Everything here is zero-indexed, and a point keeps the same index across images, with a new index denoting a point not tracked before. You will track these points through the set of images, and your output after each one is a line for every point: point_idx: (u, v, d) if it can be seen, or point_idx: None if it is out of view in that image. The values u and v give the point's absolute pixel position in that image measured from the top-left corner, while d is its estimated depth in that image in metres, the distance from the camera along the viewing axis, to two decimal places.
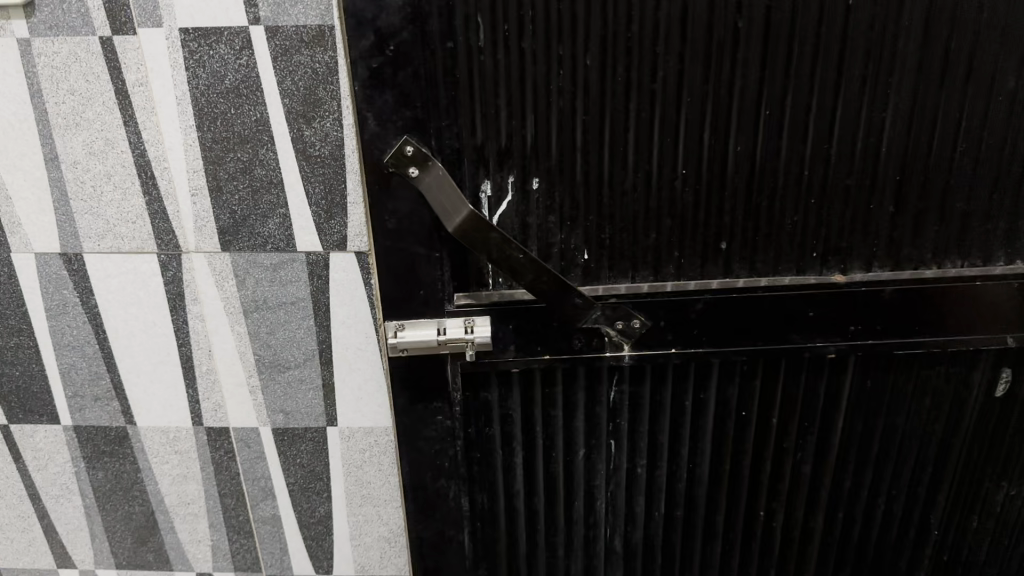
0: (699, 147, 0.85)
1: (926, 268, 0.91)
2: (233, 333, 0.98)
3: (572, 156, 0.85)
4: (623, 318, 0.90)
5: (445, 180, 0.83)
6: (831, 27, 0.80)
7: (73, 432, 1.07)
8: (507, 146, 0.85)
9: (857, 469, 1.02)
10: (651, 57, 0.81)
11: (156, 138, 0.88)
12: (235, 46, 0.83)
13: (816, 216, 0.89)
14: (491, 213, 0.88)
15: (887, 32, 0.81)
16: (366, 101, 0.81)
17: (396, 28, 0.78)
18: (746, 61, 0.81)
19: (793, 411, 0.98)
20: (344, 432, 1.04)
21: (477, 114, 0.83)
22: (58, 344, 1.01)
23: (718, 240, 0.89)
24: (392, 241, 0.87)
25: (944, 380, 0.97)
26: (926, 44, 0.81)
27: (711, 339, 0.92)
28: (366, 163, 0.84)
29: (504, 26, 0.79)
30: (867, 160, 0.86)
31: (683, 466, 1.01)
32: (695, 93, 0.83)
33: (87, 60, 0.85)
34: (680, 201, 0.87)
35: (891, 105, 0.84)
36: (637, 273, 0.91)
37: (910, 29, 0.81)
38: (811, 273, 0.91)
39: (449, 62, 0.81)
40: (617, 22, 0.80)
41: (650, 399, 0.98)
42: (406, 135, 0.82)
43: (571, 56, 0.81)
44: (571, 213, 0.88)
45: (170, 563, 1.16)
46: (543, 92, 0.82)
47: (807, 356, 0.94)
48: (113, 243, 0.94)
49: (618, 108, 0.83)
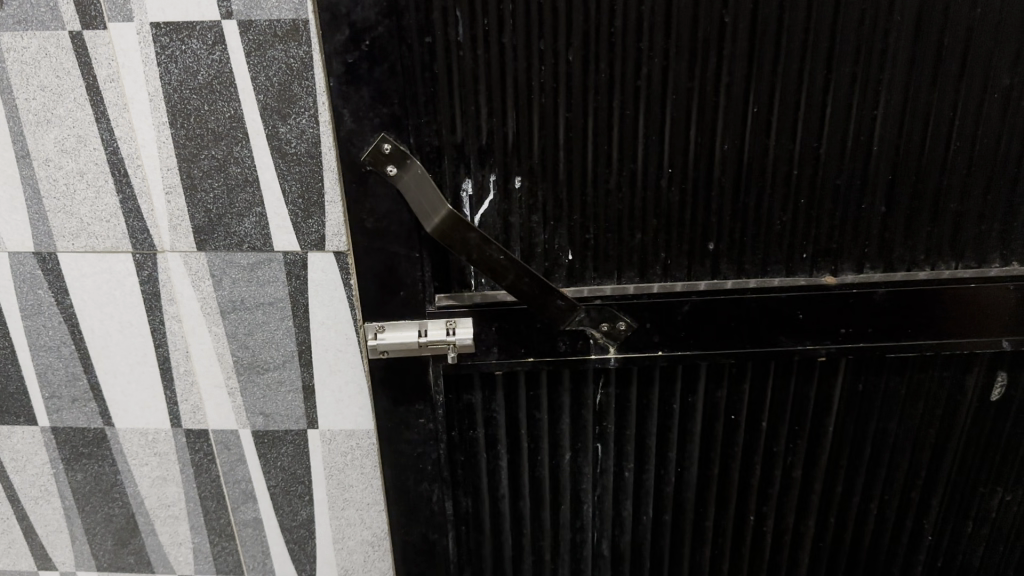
0: (685, 145, 0.83)
1: (918, 269, 0.89)
2: (210, 334, 0.96)
3: (555, 154, 0.83)
4: (608, 319, 0.88)
5: (424, 179, 0.81)
6: (820, 23, 0.78)
7: (51, 433, 1.05)
8: (487, 144, 0.82)
9: (848, 472, 1.00)
10: (635, 52, 0.79)
11: (128, 135, 0.85)
12: (207, 41, 0.81)
13: (806, 216, 0.86)
14: (473, 212, 0.86)
15: (878, 27, 0.78)
16: (342, 98, 0.79)
17: (371, 22, 0.76)
18: (733, 57, 0.79)
19: (783, 414, 0.96)
20: (324, 435, 1.02)
21: (456, 111, 0.81)
22: (34, 344, 0.99)
23: (706, 240, 0.87)
24: (370, 240, 0.85)
25: (937, 383, 0.95)
26: (918, 40, 0.79)
27: (699, 342, 0.90)
28: (343, 161, 0.82)
29: (484, 20, 0.77)
30: (859, 158, 0.84)
31: (672, 470, 0.99)
32: (680, 89, 0.81)
33: (57, 55, 0.82)
34: (665, 200, 0.85)
35: (882, 103, 0.82)
36: (622, 274, 0.89)
37: (902, 24, 0.78)
38: (801, 274, 0.89)
39: (427, 58, 0.79)
40: (600, 16, 0.77)
41: (637, 402, 0.95)
42: (383, 132, 0.80)
43: (553, 51, 0.79)
44: (554, 212, 0.86)
45: (151, 566, 1.14)
46: (525, 88, 0.80)
47: (797, 359, 0.92)
48: (87, 242, 0.92)
49: (602, 105, 0.81)
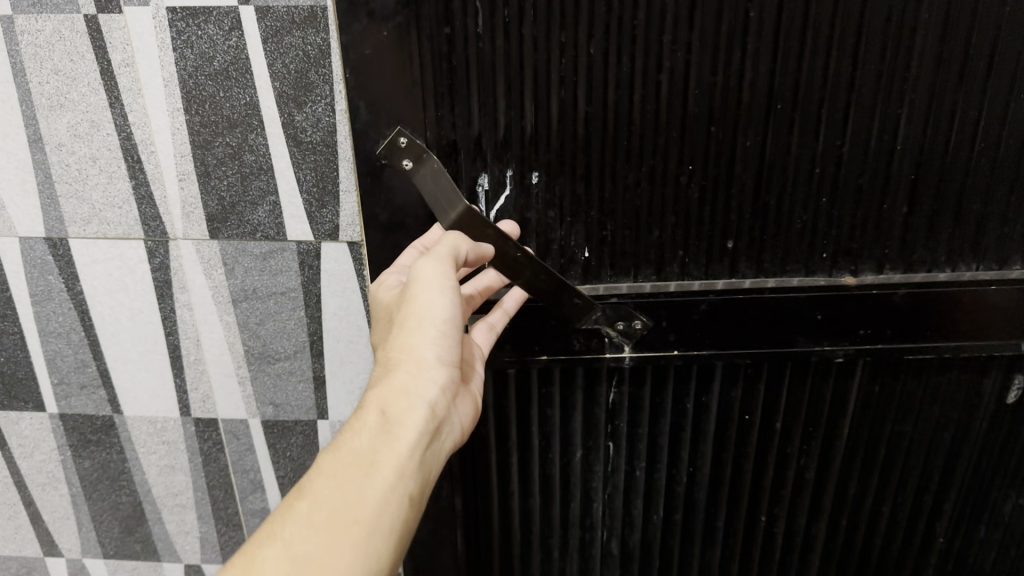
0: (705, 140, 0.82)
1: (939, 272, 0.88)
2: (221, 322, 0.95)
3: (574, 148, 0.82)
4: (623, 318, 0.88)
5: (439, 172, 0.80)
6: (847, 19, 0.77)
7: (59, 420, 1.05)
8: (504, 138, 0.82)
9: (861, 475, 0.99)
10: (657, 45, 0.78)
11: (142, 121, 0.85)
12: (224, 27, 0.80)
13: (827, 216, 0.86)
14: (489, 207, 0.85)
15: (905, 24, 0.77)
16: (358, 89, 0.78)
17: (389, 11, 0.75)
18: (757, 52, 0.78)
19: (798, 414, 0.95)
20: (334, 426, 1.01)
21: (474, 104, 0.80)
22: (44, 330, 0.99)
23: (725, 239, 0.86)
24: (385, 234, 0.85)
25: (955, 386, 0.94)
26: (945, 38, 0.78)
27: (714, 340, 0.90)
28: (360, 152, 0.81)
29: (504, 11, 0.76)
30: (880, 158, 0.83)
31: (684, 469, 0.98)
32: (703, 84, 0.80)
33: (72, 39, 0.81)
34: (685, 197, 0.84)
35: (907, 102, 0.80)
36: (639, 272, 0.88)
37: (930, 23, 0.77)
38: (821, 273, 0.89)
39: (445, 48, 0.78)
40: (624, 8, 0.76)
41: (650, 401, 0.95)
42: (399, 125, 0.79)
43: (573, 43, 0.78)
44: (572, 208, 0.85)
45: (158, 555, 1.14)
46: (545, 80, 0.79)
47: (814, 359, 0.91)
48: (98, 228, 0.91)
49: (623, 98, 0.80)
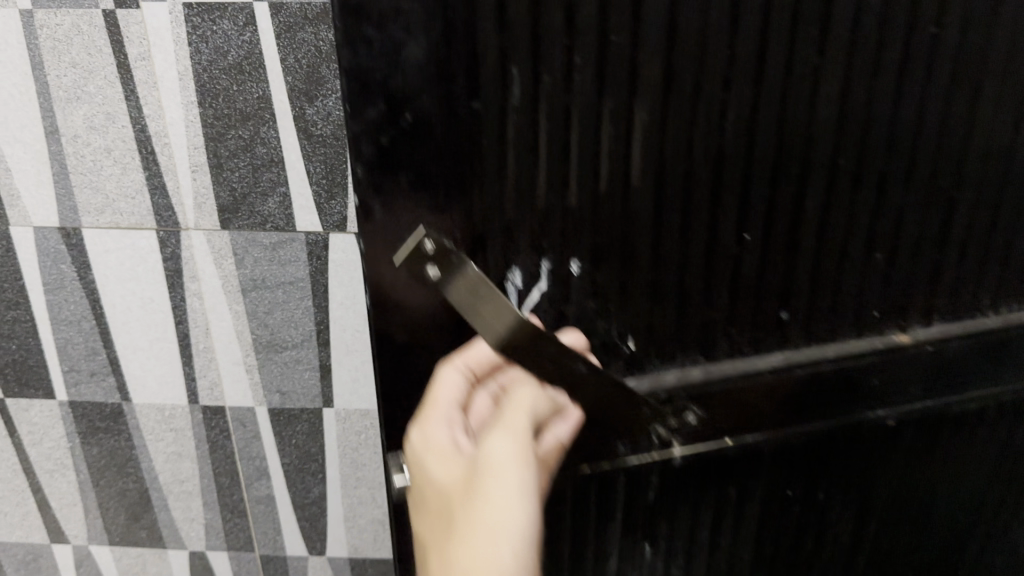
0: (766, 206, 0.73)
1: (987, 317, 0.86)
2: (230, 311, 0.98)
3: (622, 224, 0.72)
4: (676, 413, 0.80)
5: (475, 283, 0.66)
6: (916, 65, 0.70)
7: (69, 407, 1.07)
8: (542, 224, 0.70)
9: (899, 530, 0.96)
10: (722, 101, 0.68)
11: (157, 113, 0.87)
12: (238, 22, 0.82)
13: (885, 275, 0.80)
14: (521, 304, 0.74)
15: (972, 67, 0.71)
16: (372, 188, 0.65)
17: (413, 90, 0.61)
18: (824, 102, 0.70)
19: (841, 478, 0.91)
20: (339, 414, 1.04)
21: (510, 185, 0.68)
22: (55, 318, 1.00)
23: (781, 310, 0.79)
24: (403, 346, 0.73)
25: (990, 426, 0.92)
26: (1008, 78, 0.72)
27: (767, 419, 0.84)
28: (372, 265, 0.68)
29: (545, 78, 0.64)
30: (942, 209, 0.77)
31: (723, 545, 0.93)
32: (770, 142, 0.70)
33: (90, 33, 0.84)
34: (740, 272, 0.76)
35: (968, 149, 0.75)
36: (686, 358, 0.80)
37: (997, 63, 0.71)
38: (875, 338, 0.83)
39: (475, 122, 0.64)
40: (685, 63, 0.66)
41: (693, 494, 0.88)
42: (422, 226, 0.67)
43: (627, 107, 0.67)
44: (617, 295, 0.75)
45: (163, 540, 1.17)
46: (591, 155, 0.68)
47: (865, 425, 0.87)
48: (112, 218, 0.94)
49: (680, 167, 0.70)
